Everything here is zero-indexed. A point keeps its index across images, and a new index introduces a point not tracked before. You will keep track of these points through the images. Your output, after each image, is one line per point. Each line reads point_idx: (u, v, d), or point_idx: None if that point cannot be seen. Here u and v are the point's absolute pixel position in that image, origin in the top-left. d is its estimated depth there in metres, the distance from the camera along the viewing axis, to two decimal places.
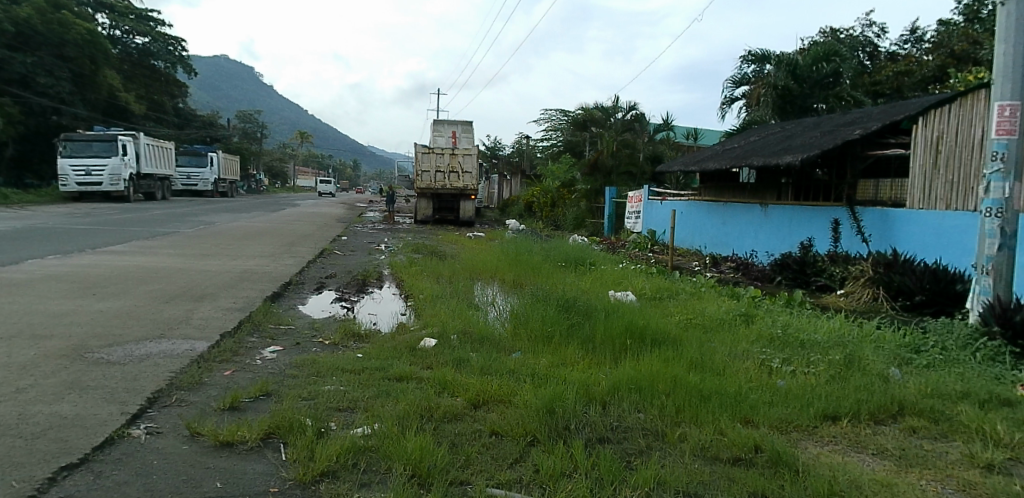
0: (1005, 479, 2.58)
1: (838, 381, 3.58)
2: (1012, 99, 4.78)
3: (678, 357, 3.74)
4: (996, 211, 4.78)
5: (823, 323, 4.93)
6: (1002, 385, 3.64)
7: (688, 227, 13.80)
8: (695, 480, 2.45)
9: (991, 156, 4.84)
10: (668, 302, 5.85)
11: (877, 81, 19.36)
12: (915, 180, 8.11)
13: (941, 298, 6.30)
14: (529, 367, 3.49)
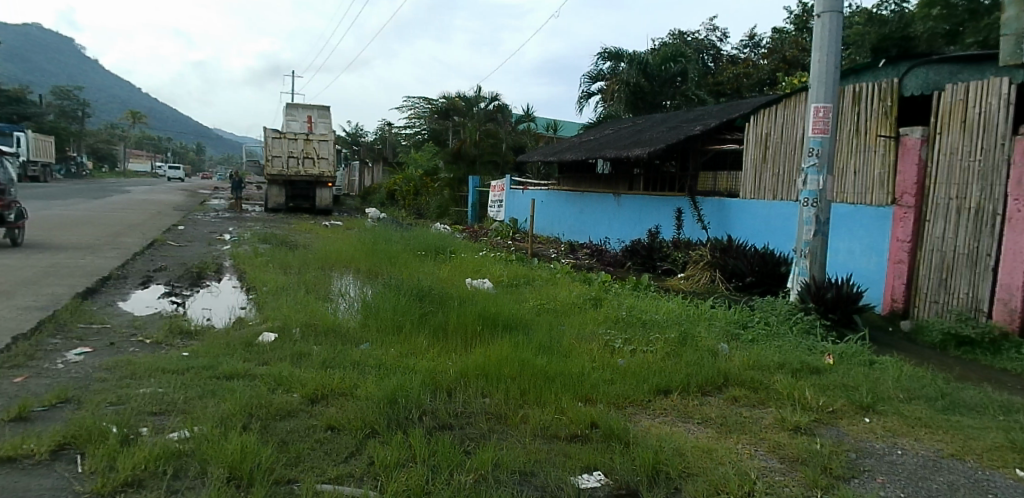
0: (807, 439, 3.03)
1: (672, 358, 3.87)
2: (825, 101, 5.31)
3: (528, 340, 3.88)
4: (812, 201, 5.32)
5: (663, 304, 5.29)
6: (815, 355, 4.23)
7: (549, 216, 14.55)
8: (532, 460, 2.59)
9: (809, 152, 5.37)
10: (524, 289, 6.05)
11: (719, 82, 20.61)
12: (748, 173, 8.81)
13: (767, 279, 6.91)
14: (375, 358, 3.46)
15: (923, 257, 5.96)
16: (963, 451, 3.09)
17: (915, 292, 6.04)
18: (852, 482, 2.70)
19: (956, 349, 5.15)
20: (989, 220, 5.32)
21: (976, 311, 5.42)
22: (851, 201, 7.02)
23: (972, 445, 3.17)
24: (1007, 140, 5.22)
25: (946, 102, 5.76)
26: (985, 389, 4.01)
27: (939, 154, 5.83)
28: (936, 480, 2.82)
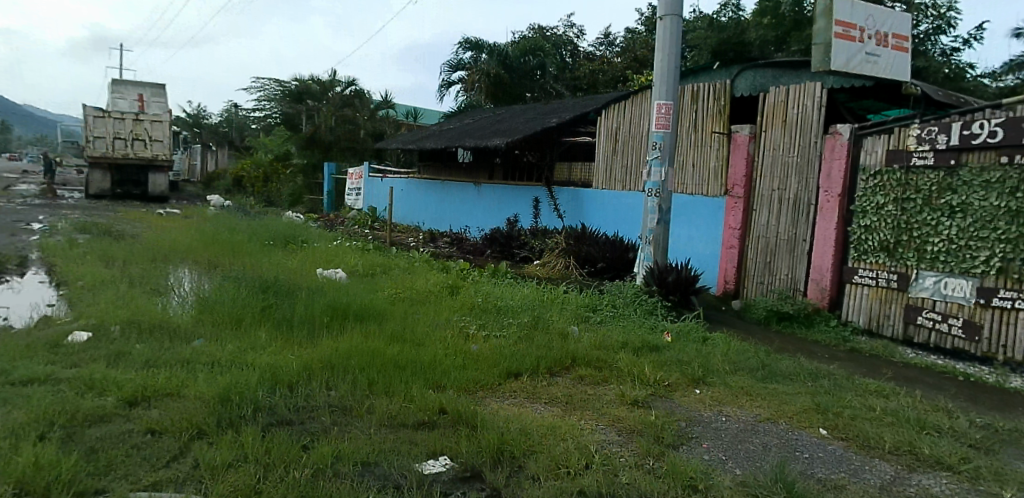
0: (644, 410, 3.35)
1: (525, 342, 4.05)
2: (667, 99, 5.73)
3: (380, 330, 3.91)
4: (655, 192, 5.74)
5: (518, 290, 5.50)
6: (655, 334, 4.64)
7: (410, 204, 15.14)
8: (376, 451, 2.59)
9: (653, 145, 5.78)
10: (379, 278, 6.04)
11: (577, 77, 21.74)
12: (600, 164, 9.32)
13: (617, 265, 7.33)
14: (210, 355, 3.30)
15: (751, 243, 6.82)
16: (777, 415, 3.60)
17: (744, 274, 6.90)
18: (680, 448, 3.07)
19: (777, 323, 6.03)
20: (805, 208, 6.23)
21: (794, 290, 6.32)
22: (688, 192, 7.82)
23: (783, 408, 3.70)
24: (819, 139, 6.11)
25: (770, 103, 6.64)
26: (799, 359, 4.63)
27: (764, 149, 6.71)
28: (754, 441, 3.28)
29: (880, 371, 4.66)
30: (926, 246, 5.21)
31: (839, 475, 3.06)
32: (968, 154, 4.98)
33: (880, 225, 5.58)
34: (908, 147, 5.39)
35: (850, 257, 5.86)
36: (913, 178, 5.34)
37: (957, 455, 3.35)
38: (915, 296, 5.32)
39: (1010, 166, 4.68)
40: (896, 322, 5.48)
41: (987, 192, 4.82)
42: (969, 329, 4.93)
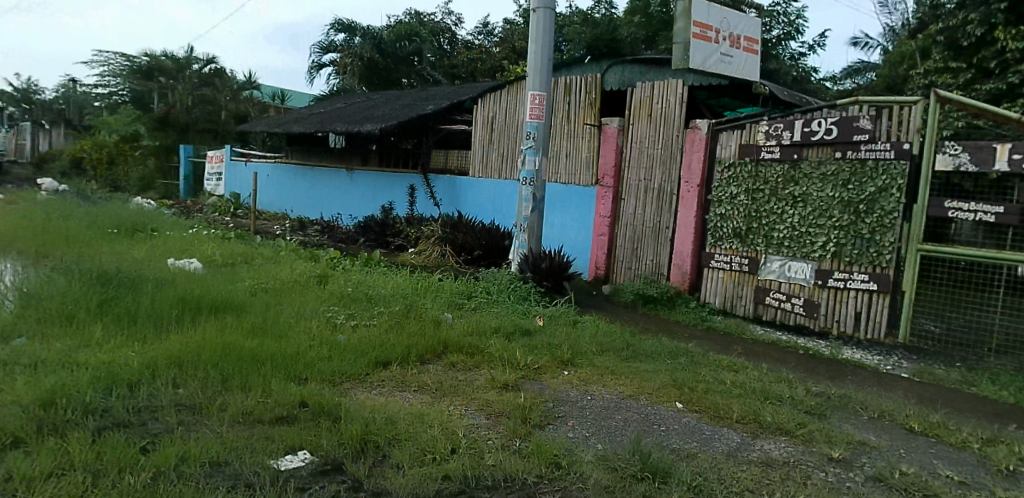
0: (513, 393, 3.57)
1: (395, 330, 4.16)
2: (540, 90, 6.01)
3: (239, 323, 3.89)
4: (530, 181, 6.03)
5: (390, 279, 5.61)
6: (527, 318, 4.94)
7: (275, 191, 15.02)
8: (228, 449, 2.49)
9: (527, 135, 6.06)
10: (238, 269, 5.93)
11: (455, 66, 22.10)
12: (477, 151, 9.81)
13: (493, 252, 7.64)
14: (34, 355, 3.07)
15: (620, 230, 7.59)
16: (638, 392, 3.91)
17: (614, 260, 7.68)
18: (547, 428, 3.33)
19: (642, 306, 6.69)
20: (668, 197, 7.06)
21: (658, 275, 7.13)
22: (560, 181, 8.49)
23: (645, 386, 4.01)
24: (679, 132, 6.98)
25: (636, 98, 7.44)
26: (661, 339, 5.00)
27: (632, 141, 7.50)
28: (616, 417, 3.59)
29: (733, 348, 5.18)
30: (772, 233, 6.12)
31: (691, 444, 3.47)
32: (807, 149, 5.86)
33: (733, 213, 6.45)
34: (757, 141, 6.26)
35: (707, 243, 6.70)
36: (762, 170, 6.20)
37: (793, 420, 3.89)
38: (763, 279, 6.21)
39: (844, 160, 5.60)
40: (748, 302, 6.34)
41: (823, 184, 5.73)
42: (808, 307, 5.87)
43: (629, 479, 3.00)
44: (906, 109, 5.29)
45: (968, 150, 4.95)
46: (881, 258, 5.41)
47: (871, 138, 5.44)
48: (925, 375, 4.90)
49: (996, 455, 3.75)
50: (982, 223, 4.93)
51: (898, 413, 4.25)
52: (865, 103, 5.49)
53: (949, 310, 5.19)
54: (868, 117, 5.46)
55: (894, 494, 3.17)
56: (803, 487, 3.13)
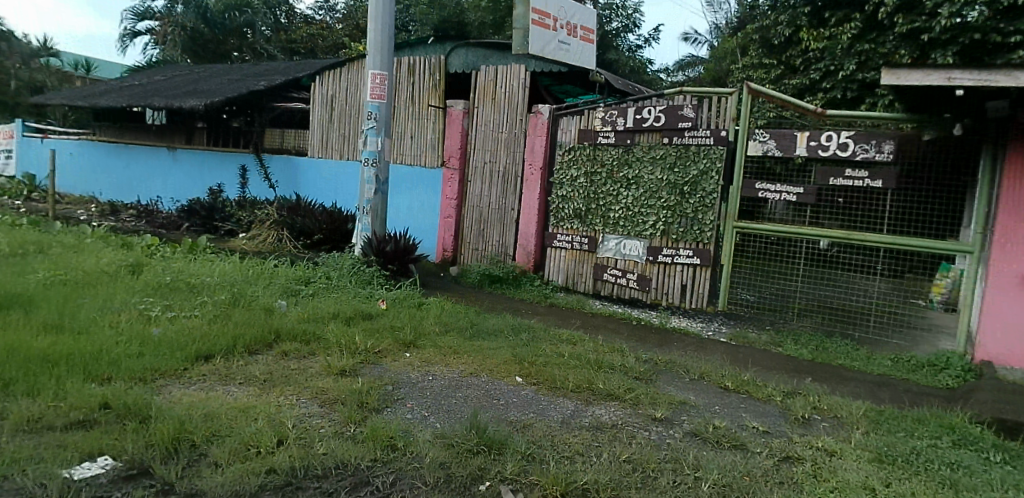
0: (350, 378, 3.69)
1: (222, 320, 4.32)
2: (380, 69, 6.83)
3: (34, 323, 3.84)
4: (372, 161, 6.87)
5: (215, 266, 5.82)
6: (369, 302, 5.29)
7: (82, 171, 14.38)
8: (8, 463, 2.36)
9: (369, 115, 6.83)
10: (33, 259, 5.90)
11: (291, 40, 24.97)
12: (316, 129, 10.35)
13: (335, 236, 8.49)
14: None
15: (468, 212, 8.39)
16: (479, 369, 4.15)
17: (461, 242, 8.48)
18: (383, 411, 3.41)
19: (489, 285, 7.50)
20: (513, 179, 7.97)
21: (505, 255, 8.01)
22: (407, 162, 9.22)
23: (487, 363, 4.27)
24: (524, 117, 7.89)
25: (485, 81, 8.28)
26: (506, 317, 5.49)
27: (477, 124, 8.34)
28: (456, 395, 3.76)
29: (572, 322, 5.78)
30: (609, 213, 7.17)
31: (528, 415, 3.66)
32: (638, 135, 6.96)
33: (573, 195, 7.44)
34: (594, 127, 7.32)
35: (550, 224, 7.68)
36: (599, 154, 7.26)
37: (622, 386, 4.22)
38: (602, 256, 7.27)
39: (669, 145, 6.74)
40: (587, 278, 7.37)
41: (652, 167, 6.86)
42: (641, 281, 6.94)
43: (464, 454, 3.08)
44: (723, 100, 6.46)
45: (773, 137, 6.11)
46: (704, 235, 6.55)
47: (694, 125, 6.58)
48: (738, 338, 5.88)
49: (793, 405, 4.34)
50: (785, 202, 6.10)
51: (715, 374, 4.76)
52: (689, 93, 6.62)
53: (758, 281, 6.34)
54: (691, 106, 6.60)
55: (706, 447, 3.59)
56: (629, 446, 3.44)
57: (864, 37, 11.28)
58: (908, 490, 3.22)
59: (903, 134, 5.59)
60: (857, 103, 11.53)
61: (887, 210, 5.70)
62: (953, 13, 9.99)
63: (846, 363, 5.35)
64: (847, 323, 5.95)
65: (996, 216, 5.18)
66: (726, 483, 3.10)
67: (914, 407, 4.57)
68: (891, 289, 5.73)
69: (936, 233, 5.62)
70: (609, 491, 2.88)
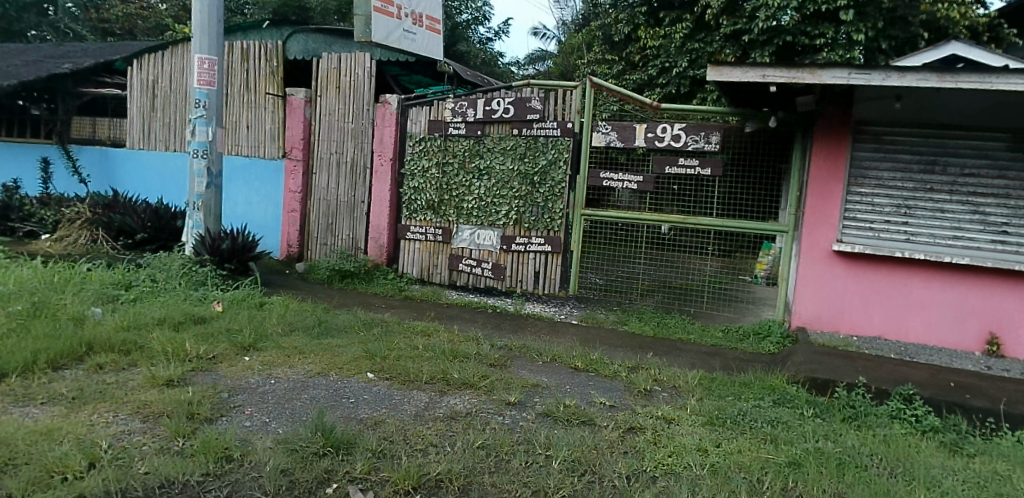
0: (180, 388, 3.56)
1: (21, 333, 4.05)
2: (209, 54, 6.65)
3: None
4: (202, 152, 6.69)
5: (12, 274, 5.43)
6: (203, 304, 5.36)
7: None
8: None
9: (197, 102, 6.65)
10: None
11: (106, 19, 22.66)
12: (136, 120, 9.63)
13: (163, 234, 7.96)
14: None
15: (312, 205, 8.12)
16: (328, 368, 4.14)
17: (307, 238, 8.19)
18: (217, 421, 3.25)
19: (340, 280, 7.39)
20: (362, 170, 7.86)
21: (356, 249, 7.88)
22: (244, 154, 8.67)
23: (336, 360, 4.28)
24: (371, 107, 7.80)
25: (325, 69, 8.02)
26: (358, 312, 5.69)
27: (321, 113, 8.08)
28: (301, 397, 3.68)
29: (425, 313, 6.19)
30: (462, 203, 7.31)
31: (379, 412, 3.61)
32: (489, 126, 7.18)
33: (426, 186, 7.49)
34: (444, 118, 7.40)
35: (402, 216, 7.65)
36: (450, 144, 7.36)
37: (477, 374, 4.32)
38: (456, 247, 7.39)
39: (520, 136, 7.03)
40: (443, 269, 7.48)
41: (503, 158, 7.10)
42: (496, 270, 7.17)
43: (308, 459, 2.96)
44: (568, 93, 6.86)
45: (615, 129, 6.65)
46: (554, 223, 6.92)
47: (542, 117, 6.92)
48: (589, 319, 6.32)
49: (637, 379, 4.66)
50: (629, 189, 6.62)
51: (566, 356, 5.01)
52: (536, 86, 6.91)
53: (606, 265, 6.86)
54: (538, 98, 6.90)
55: (556, 425, 3.74)
56: (482, 432, 3.49)
57: (693, 37, 12.39)
58: (734, 448, 3.60)
59: (728, 126, 6.27)
60: (689, 98, 12.71)
61: (717, 194, 6.37)
62: (769, 16, 11.26)
63: (682, 336, 5.92)
64: (685, 299, 6.58)
65: (805, 197, 6.07)
66: (575, 458, 3.27)
67: (740, 373, 5.10)
68: (722, 267, 6.41)
69: (760, 215, 6.37)
70: (461, 480, 2.93)
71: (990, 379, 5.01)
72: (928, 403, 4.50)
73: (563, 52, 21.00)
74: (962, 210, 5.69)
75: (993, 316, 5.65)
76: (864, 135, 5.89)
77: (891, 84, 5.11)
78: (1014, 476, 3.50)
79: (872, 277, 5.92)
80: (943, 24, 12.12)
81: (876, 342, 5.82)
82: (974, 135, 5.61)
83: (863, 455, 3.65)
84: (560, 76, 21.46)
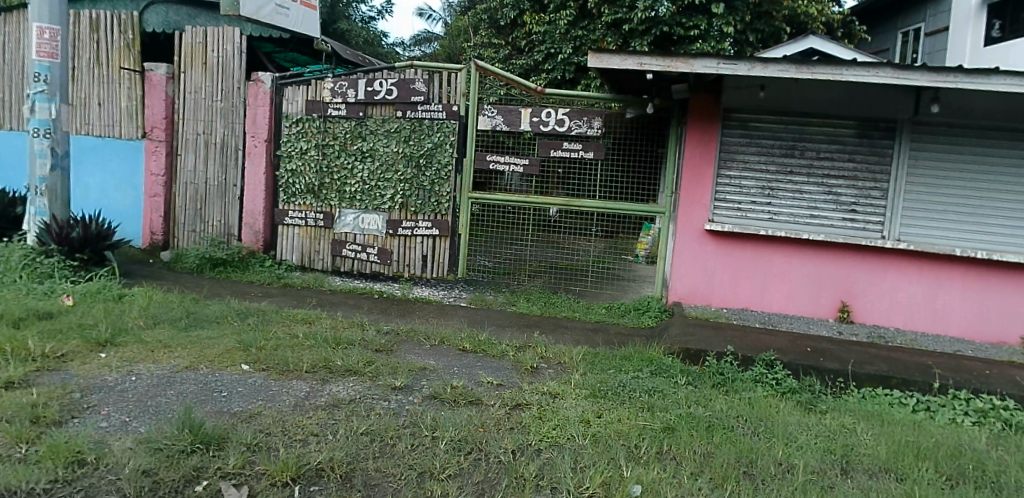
0: (23, 389, 3.28)
1: None
2: (50, 24, 6.03)
3: None
4: (44, 132, 6.08)
5: None
6: (51, 300, 4.96)
7: None
8: None
9: (37, 76, 6.04)
10: None
11: None
12: None
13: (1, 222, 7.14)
14: None
15: (178, 189, 7.64)
16: (198, 362, 3.97)
17: (173, 225, 7.69)
18: (68, 424, 3.01)
19: (211, 270, 7.07)
20: (233, 152, 7.48)
21: (229, 235, 7.53)
22: (96, 134, 7.91)
23: (206, 353, 4.13)
24: (241, 85, 7.45)
25: (189, 43, 7.52)
26: (231, 303, 5.51)
27: (186, 90, 7.58)
28: (167, 393, 3.48)
29: (306, 300, 6.10)
30: (344, 187, 7.24)
31: (255, 404, 3.46)
32: (371, 107, 7.14)
33: (304, 169, 7.32)
34: (323, 98, 7.26)
35: (280, 200, 7.45)
36: (330, 126, 7.24)
37: (361, 361, 4.27)
38: (340, 232, 7.32)
39: (402, 118, 7.06)
40: (325, 255, 7.38)
41: (388, 140, 7.10)
42: (383, 255, 7.21)
43: (174, 458, 2.78)
44: (453, 76, 6.99)
45: (501, 113, 6.81)
46: (442, 206, 7.08)
47: (426, 99, 7.01)
48: (478, 301, 6.51)
49: (524, 358, 4.79)
50: (517, 173, 6.86)
51: (453, 338, 5.09)
52: (420, 68, 7.00)
53: (492, 247, 7.08)
54: (422, 80, 6.99)
55: (443, 407, 3.74)
56: (366, 419, 3.42)
57: (576, 25, 12.82)
58: (614, 418, 3.80)
59: (609, 112, 6.65)
60: (574, 84, 13.15)
61: (595, 178, 6.72)
62: (647, 7, 11.82)
63: (568, 313, 6.26)
64: (570, 280, 6.95)
65: (682, 181, 6.45)
66: (461, 438, 3.29)
67: (621, 347, 5.39)
68: (606, 247, 6.78)
69: (639, 197, 6.76)
70: (344, 467, 2.86)
71: (839, 343, 5.61)
72: (786, 367, 4.95)
73: (451, 35, 20.98)
74: (817, 191, 6.29)
75: (843, 286, 6.30)
76: (732, 122, 6.35)
77: (756, 73, 5.50)
78: (856, 427, 3.96)
79: (739, 254, 6.43)
80: (803, 21, 13.24)
81: (743, 313, 6.34)
82: (828, 123, 6.20)
83: (730, 417, 3.99)
84: (448, 58, 21.35)
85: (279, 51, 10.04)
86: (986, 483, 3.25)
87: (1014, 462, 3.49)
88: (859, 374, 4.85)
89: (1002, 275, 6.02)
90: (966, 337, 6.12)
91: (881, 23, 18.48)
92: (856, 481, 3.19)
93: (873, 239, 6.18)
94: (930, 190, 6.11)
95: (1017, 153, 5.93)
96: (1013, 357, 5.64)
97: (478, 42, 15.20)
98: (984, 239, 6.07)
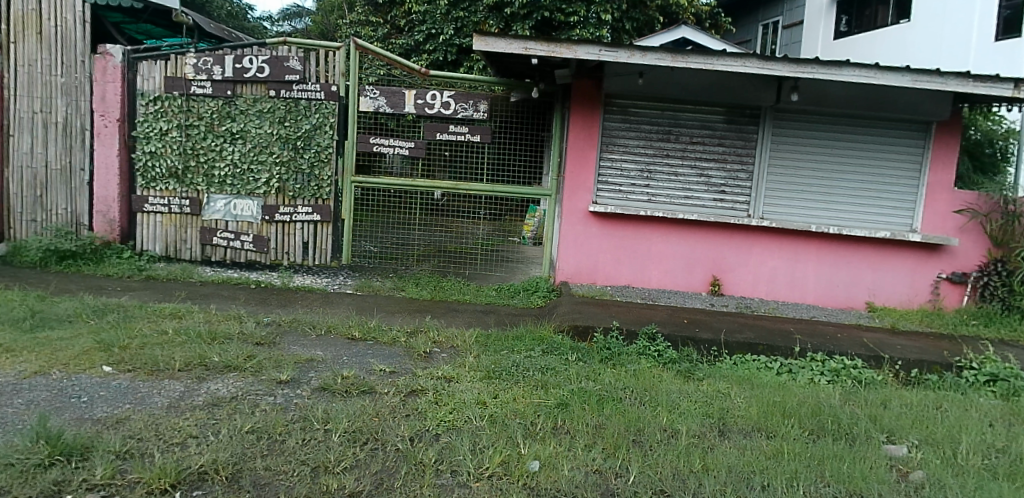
0: None
1: None
2: None
3: None
4: None
5: None
6: None
7: None
8: None
9: None
10: None
11: None
12: None
13: None
14: None
15: (11, 175, 6.71)
16: (47, 367, 3.54)
17: (7, 215, 6.76)
18: None
19: (57, 263, 6.36)
20: (79, 132, 6.71)
21: (76, 225, 6.77)
22: None
23: (58, 357, 3.71)
24: (85, 58, 6.68)
25: (19, 10, 6.59)
26: (84, 299, 4.97)
27: (17, 62, 6.65)
28: (13, 403, 3.07)
29: (173, 293, 5.64)
30: (213, 171, 6.77)
31: (121, 409, 3.13)
32: (241, 86, 6.70)
33: (166, 151, 6.76)
34: (184, 74, 6.71)
35: (138, 186, 6.83)
36: (194, 105, 6.72)
37: (241, 356, 4.00)
38: (209, 219, 6.86)
39: (276, 98, 6.68)
40: (192, 245, 6.90)
41: (259, 121, 6.71)
42: (258, 243, 6.85)
43: (29, 473, 2.45)
44: (330, 54, 6.69)
45: (383, 94, 6.65)
46: (323, 191, 6.79)
47: (302, 79, 6.66)
48: (364, 288, 6.38)
49: (416, 343, 4.72)
50: (399, 155, 6.74)
51: (341, 326, 4.95)
52: (293, 45, 6.61)
53: (377, 232, 6.98)
54: (297, 58, 6.61)
55: (334, 398, 3.58)
56: (250, 416, 3.19)
57: (457, 6, 12.73)
58: (510, 397, 3.84)
59: (494, 96, 6.70)
60: (455, 66, 13.13)
61: (481, 162, 6.75)
62: None
63: (459, 297, 6.33)
64: (458, 262, 6.98)
65: (568, 165, 6.65)
66: (356, 428, 3.16)
67: (512, 327, 5.49)
68: (493, 229, 6.90)
69: (525, 180, 6.88)
70: (230, 468, 2.65)
71: (713, 314, 6.04)
72: (667, 339, 5.25)
73: (326, 10, 20.13)
74: (690, 174, 6.72)
75: (714, 261, 6.79)
76: (613, 108, 6.64)
77: (636, 61, 5.73)
78: (730, 391, 4.29)
79: (621, 233, 6.74)
80: (674, 12, 14.03)
81: (626, 290, 6.67)
82: (699, 109, 6.62)
83: (618, 389, 4.18)
84: (320, 34, 20.56)
85: (129, 21, 9.17)
86: (840, 435, 3.66)
87: (863, 414, 3.94)
88: (731, 342, 5.25)
89: (850, 248, 6.72)
90: (820, 304, 6.80)
91: (744, 16, 19.88)
92: (733, 441, 3.49)
93: (740, 218, 6.70)
94: (790, 172, 6.71)
95: (861, 139, 6.65)
96: (858, 320, 6.36)
97: (355, 19, 14.72)
98: (835, 216, 6.77)
